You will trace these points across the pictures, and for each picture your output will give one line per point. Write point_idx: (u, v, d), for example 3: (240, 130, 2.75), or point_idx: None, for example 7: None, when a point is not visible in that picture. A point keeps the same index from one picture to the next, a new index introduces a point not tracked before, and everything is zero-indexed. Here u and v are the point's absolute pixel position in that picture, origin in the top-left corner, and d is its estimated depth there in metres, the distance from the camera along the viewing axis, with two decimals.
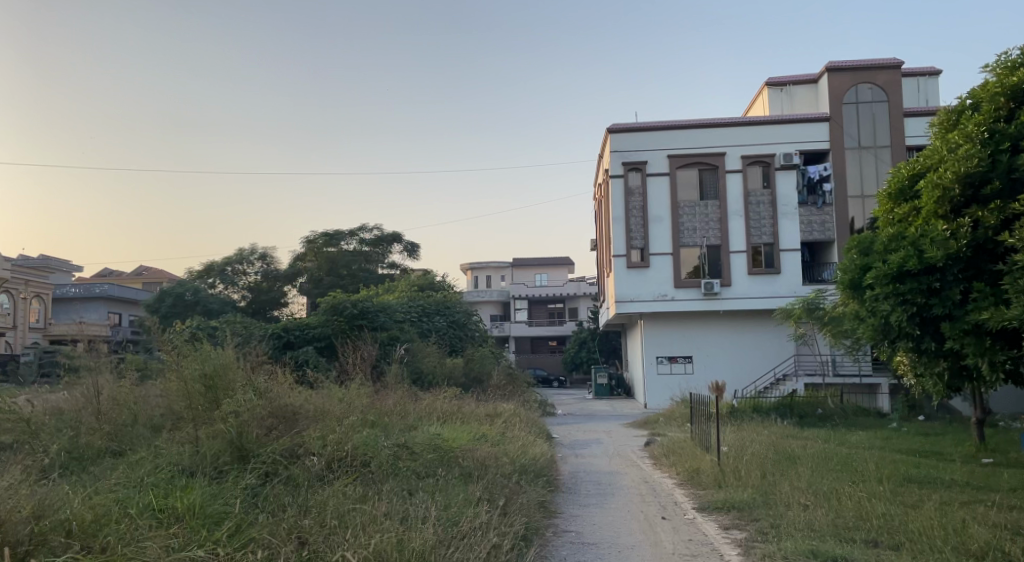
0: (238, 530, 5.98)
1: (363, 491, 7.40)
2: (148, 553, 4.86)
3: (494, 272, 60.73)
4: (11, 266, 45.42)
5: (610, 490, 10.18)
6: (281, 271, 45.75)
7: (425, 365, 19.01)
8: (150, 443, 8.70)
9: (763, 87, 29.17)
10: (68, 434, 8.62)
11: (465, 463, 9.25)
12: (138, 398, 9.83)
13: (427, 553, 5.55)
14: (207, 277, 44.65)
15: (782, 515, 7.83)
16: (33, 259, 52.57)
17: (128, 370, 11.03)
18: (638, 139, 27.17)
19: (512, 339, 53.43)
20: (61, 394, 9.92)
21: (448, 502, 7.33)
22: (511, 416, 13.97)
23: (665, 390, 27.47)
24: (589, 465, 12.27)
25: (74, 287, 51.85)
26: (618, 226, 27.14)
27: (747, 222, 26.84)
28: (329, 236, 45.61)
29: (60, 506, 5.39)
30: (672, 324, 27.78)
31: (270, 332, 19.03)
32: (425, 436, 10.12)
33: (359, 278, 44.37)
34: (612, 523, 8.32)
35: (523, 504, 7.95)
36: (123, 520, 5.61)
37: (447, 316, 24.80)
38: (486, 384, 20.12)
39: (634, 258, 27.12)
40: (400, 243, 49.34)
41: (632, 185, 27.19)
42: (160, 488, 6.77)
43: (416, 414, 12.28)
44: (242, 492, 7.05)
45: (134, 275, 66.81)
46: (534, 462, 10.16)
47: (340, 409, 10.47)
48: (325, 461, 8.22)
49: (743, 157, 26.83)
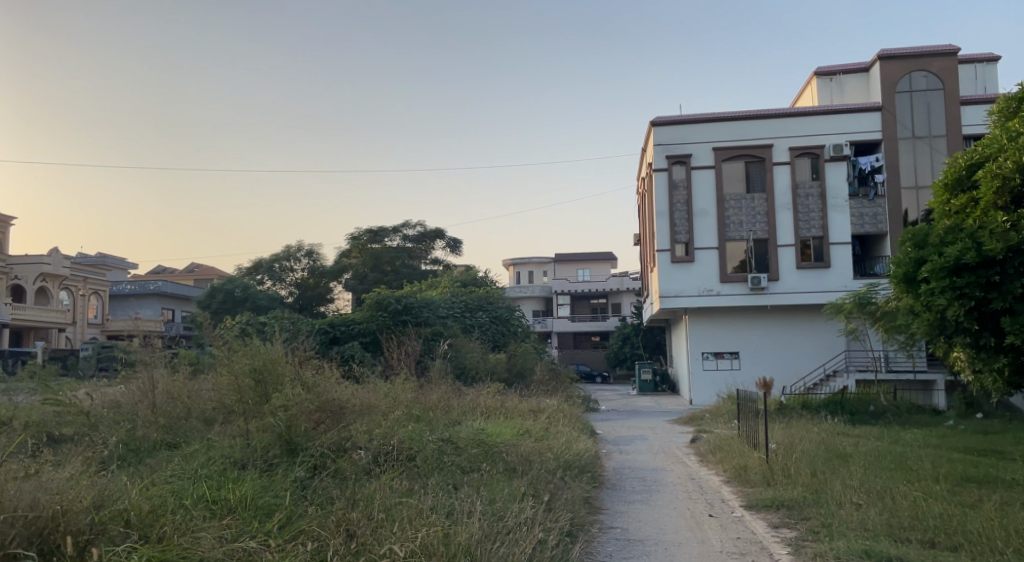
0: (289, 523, 6.13)
1: (409, 485, 7.47)
2: (203, 544, 5.00)
3: (536, 268, 60.60)
4: (70, 264, 47.15)
5: (656, 487, 10.11)
6: (327, 268, 46.11)
7: (468, 359, 19.08)
8: (203, 436, 8.90)
9: (812, 77, 28.57)
10: (126, 426, 8.86)
11: (509, 458, 9.26)
12: (191, 393, 10.10)
13: (474, 547, 5.57)
14: (255, 274, 45.55)
15: (833, 514, 7.67)
16: (90, 258, 54.48)
17: (181, 365, 11.30)
18: (682, 132, 26.86)
19: (554, 335, 53.41)
20: (119, 388, 10.23)
21: (492, 497, 7.36)
22: (555, 412, 13.96)
23: (711, 386, 27.08)
24: (635, 461, 12.17)
25: (129, 284, 53.57)
26: (662, 220, 26.84)
27: (796, 214, 26.28)
28: (373, 232, 46.51)
29: (118, 496, 5.56)
30: (718, 319, 27.39)
31: (317, 327, 19.35)
32: (469, 431, 10.17)
33: (402, 274, 44.81)
34: (658, 520, 8.25)
35: (569, 500, 7.95)
36: (178, 511, 5.77)
37: (489, 312, 24.89)
38: (530, 380, 20.14)
39: (678, 253, 26.81)
40: (443, 239, 49.68)
41: (677, 178, 26.87)
42: (213, 480, 6.95)
43: (460, 410, 12.37)
44: (292, 485, 7.19)
45: (186, 272, 68.73)
46: (578, 458, 10.15)
47: (385, 404, 10.59)
48: (371, 455, 8.32)
49: (791, 148, 26.29)
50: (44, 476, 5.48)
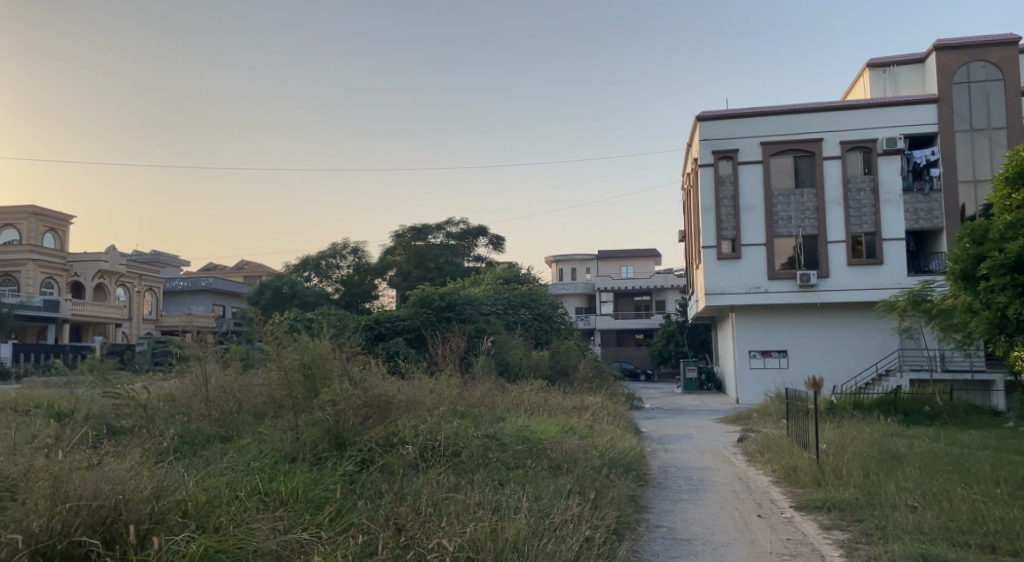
0: (339, 516, 6.25)
1: (455, 480, 7.52)
2: (258, 535, 5.10)
3: (580, 264, 60.43)
4: (126, 262, 48.60)
5: (702, 486, 9.98)
6: (372, 265, 46.36)
7: (512, 356, 19.13)
8: (254, 429, 9.11)
9: (864, 69, 27.91)
10: (180, 419, 9.11)
11: (554, 455, 9.23)
12: (242, 387, 10.34)
13: (521, 543, 5.59)
14: (303, 271, 46.57)
15: (887, 517, 7.49)
16: (145, 256, 56.12)
17: (232, 359, 11.59)
18: (729, 127, 26.48)
19: (598, 332, 53.18)
20: (173, 382, 10.53)
21: (539, 493, 7.37)
22: (599, 409, 13.91)
23: (758, 384, 26.67)
24: (681, 460, 12.04)
25: (182, 280, 55.12)
26: (708, 216, 26.49)
27: (847, 210, 25.67)
28: (417, 231, 47.06)
29: (176, 487, 5.71)
30: (766, 316, 26.95)
31: (362, 323, 19.68)
32: (514, 428, 10.17)
33: (446, 272, 45.37)
34: (705, 520, 8.15)
35: (615, 497, 7.91)
36: (234, 502, 5.92)
37: (532, 309, 24.88)
38: (573, 377, 20.09)
39: (724, 249, 26.42)
40: (486, 236, 49.84)
41: (723, 174, 26.49)
42: (266, 472, 7.10)
43: (504, 406, 12.41)
44: (342, 478, 7.33)
45: (236, 269, 70.36)
46: (623, 456, 10.10)
47: (431, 400, 10.66)
48: (418, 450, 8.39)
49: (842, 142, 25.69)
50: (106, 466, 5.67)
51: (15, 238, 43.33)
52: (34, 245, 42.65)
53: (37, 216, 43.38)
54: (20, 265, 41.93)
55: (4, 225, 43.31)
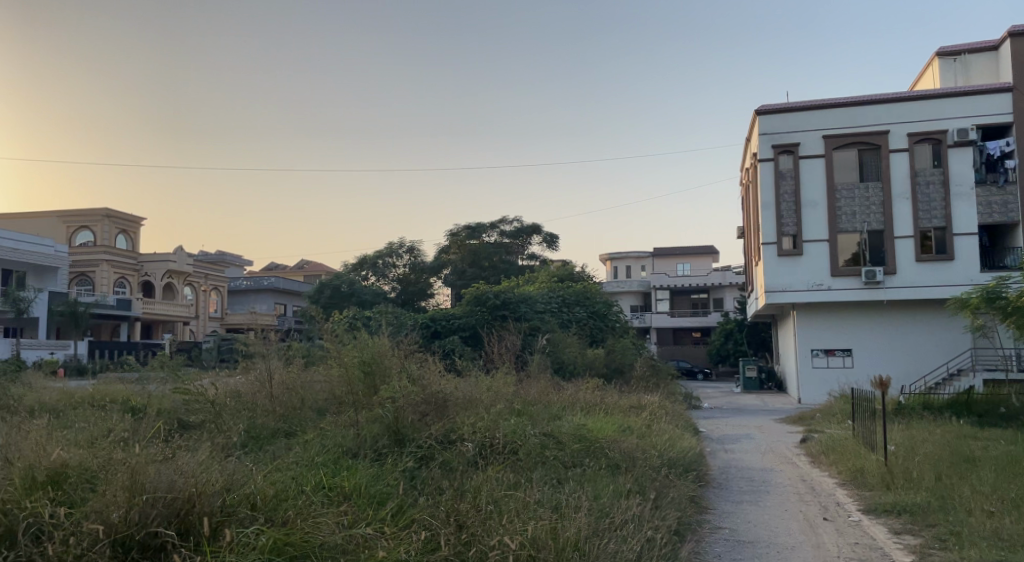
0: (401, 512, 6.34)
1: (514, 477, 7.55)
2: (324, 529, 5.19)
3: (634, 262, 59.87)
4: (193, 261, 50.24)
5: (765, 488, 9.79)
6: (427, 264, 46.86)
7: (566, 354, 19.08)
8: (316, 425, 9.29)
9: (933, 57, 26.94)
10: (246, 415, 9.35)
11: (612, 454, 9.17)
12: (304, 383, 10.56)
13: (581, 542, 5.58)
14: (361, 270, 47.40)
15: (963, 522, 7.21)
16: (211, 256, 57.95)
17: (294, 357, 11.86)
18: (789, 120, 25.86)
19: (653, 330, 52.75)
20: (239, 379, 10.81)
21: (598, 492, 7.33)
22: (657, 409, 13.74)
23: (822, 384, 25.99)
24: (742, 461, 11.82)
25: (245, 280, 56.78)
26: (768, 211, 25.90)
27: (915, 204, 24.77)
28: (471, 229, 47.44)
29: (246, 481, 5.87)
30: (828, 314, 26.26)
31: (419, 321, 19.94)
32: (571, 427, 10.15)
33: (500, 271, 45.69)
34: (769, 522, 7.98)
35: (675, 498, 7.81)
36: (300, 497, 6.06)
37: (586, 307, 24.76)
38: (629, 376, 19.92)
39: (785, 246, 25.79)
40: (540, 234, 49.82)
41: (784, 168, 25.87)
42: (329, 467, 7.26)
43: (559, 404, 12.39)
44: (403, 475, 7.42)
45: (297, 269, 72.15)
46: (683, 456, 9.96)
47: (488, 398, 10.73)
48: (476, 447, 8.44)
49: (909, 134, 24.82)
50: (180, 459, 5.89)
51: (90, 239, 45.23)
52: (108, 246, 44.50)
53: (110, 218, 45.20)
54: (95, 265, 43.79)
55: (80, 227, 45.29)
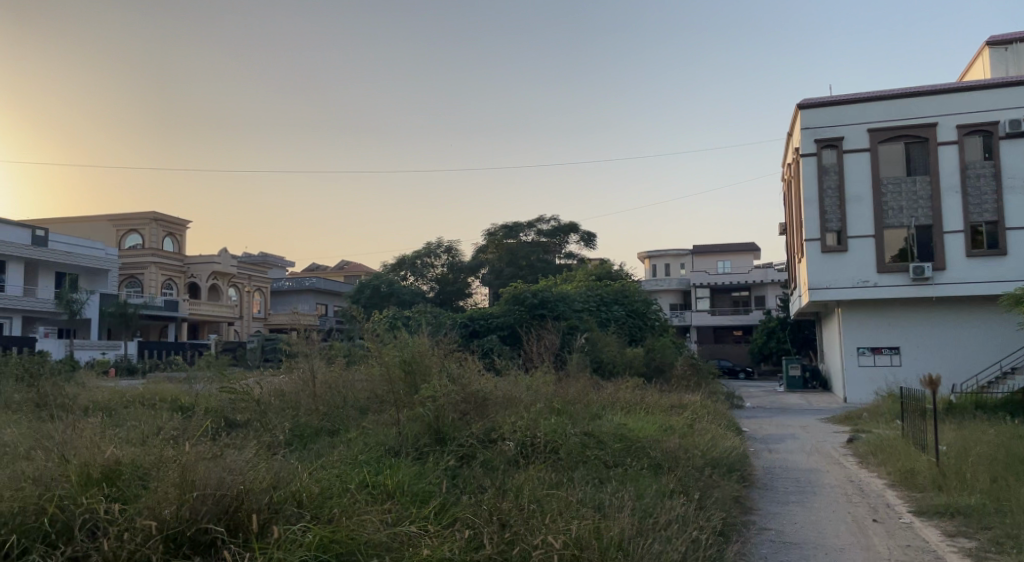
0: (444, 510, 6.37)
1: (555, 477, 7.51)
2: (368, 527, 5.24)
3: (673, 260, 59.30)
4: (237, 263, 51.30)
5: (811, 488, 9.62)
6: (465, 263, 47.24)
7: (605, 353, 18.98)
8: (358, 423, 9.38)
9: (983, 47, 26.15)
10: (290, 414, 9.49)
11: (654, 453, 9.08)
12: (346, 382, 10.68)
13: (625, 542, 5.53)
14: (399, 270, 47.81)
15: (1021, 525, 6.98)
16: (254, 258, 59.06)
17: (336, 356, 12.01)
18: (833, 114, 25.36)
19: (693, 328, 52.27)
20: (282, 377, 10.99)
21: (640, 493, 7.26)
22: (699, 408, 13.58)
23: (868, 383, 25.44)
24: (786, 461, 11.63)
25: (287, 281, 57.77)
26: (811, 207, 25.43)
27: (966, 197, 24.08)
28: (508, 228, 47.39)
29: (291, 479, 5.95)
30: (875, 311, 25.68)
31: (457, 321, 20.10)
32: (611, 426, 10.08)
33: (538, 270, 45.62)
34: (817, 524, 7.83)
35: (720, 498, 7.71)
36: (344, 494, 6.13)
37: (625, 305, 24.60)
38: (670, 375, 19.75)
39: (830, 242, 25.28)
40: (577, 233, 49.63)
41: (827, 163, 25.37)
42: (371, 466, 7.33)
43: (599, 403, 12.31)
44: (444, 474, 7.46)
45: (337, 270, 73.16)
46: (726, 456, 9.81)
47: (527, 397, 10.73)
48: (517, 446, 8.43)
49: (959, 126, 24.13)
50: (227, 457, 5.99)
51: (138, 242, 46.43)
52: (155, 249, 45.63)
53: (157, 221, 46.32)
54: (144, 267, 45.03)
55: (129, 231, 46.42)
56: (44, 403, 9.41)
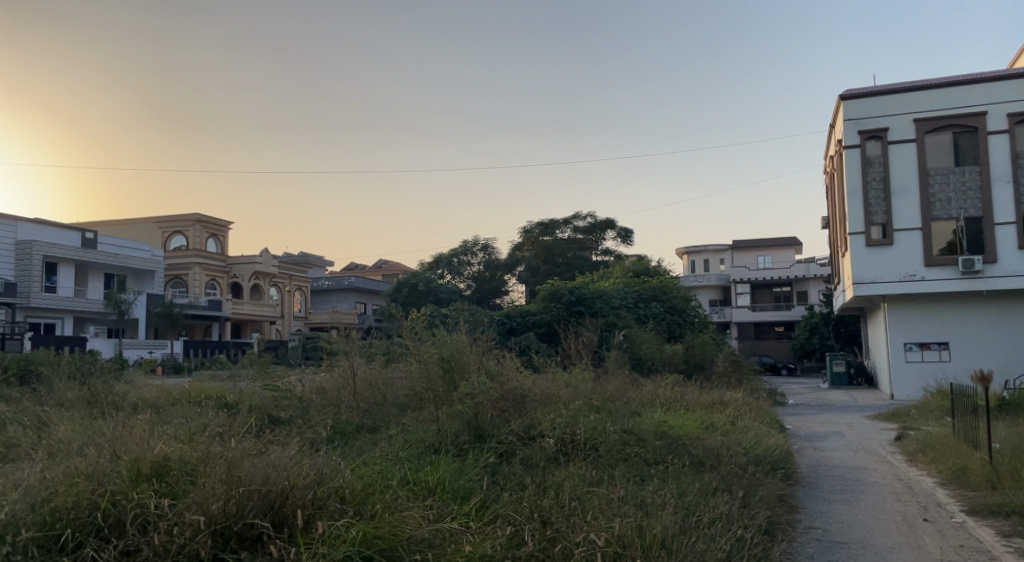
0: (485, 506, 6.39)
1: (597, 474, 7.47)
2: (410, 524, 5.27)
3: (712, 256, 58.60)
4: (278, 263, 52.17)
5: (858, 487, 9.41)
6: (502, 261, 47.54)
7: (644, 350, 18.83)
8: (398, 420, 9.45)
9: None
10: (331, 411, 9.60)
11: (695, 450, 8.98)
12: (385, 380, 10.78)
13: (668, 541, 5.47)
14: (436, 269, 48.01)
15: None
16: (294, 258, 59.97)
17: (375, 354, 12.11)
18: (876, 105, 24.76)
19: (734, 325, 51.73)
20: (324, 375, 11.13)
21: (682, 490, 7.18)
22: (741, 405, 13.39)
23: (916, 379, 24.82)
24: (832, 459, 11.41)
25: (327, 280, 58.55)
26: (854, 200, 24.86)
27: (1017, 188, 23.36)
28: (545, 226, 47.28)
29: (334, 475, 6.02)
30: (921, 305, 25.05)
31: (494, 319, 20.15)
32: (651, 423, 9.98)
33: (574, 267, 45.39)
34: (865, 523, 7.66)
35: (764, 496, 7.59)
36: (386, 491, 6.19)
37: (664, 302, 24.37)
38: (710, 371, 19.51)
39: (875, 235, 24.69)
40: (614, 229, 49.29)
41: (871, 155, 24.77)
42: (412, 462, 7.38)
43: (638, 400, 12.20)
44: (484, 470, 7.49)
45: (375, 269, 73.94)
46: (770, 454, 9.65)
47: (567, 394, 10.67)
48: (557, 443, 8.42)
49: (1009, 115, 23.39)
50: (272, 453, 6.08)
51: (182, 243, 47.47)
52: (199, 250, 46.63)
53: (200, 223, 47.27)
54: (188, 268, 46.05)
55: (174, 232, 47.46)
56: (96, 401, 9.70)
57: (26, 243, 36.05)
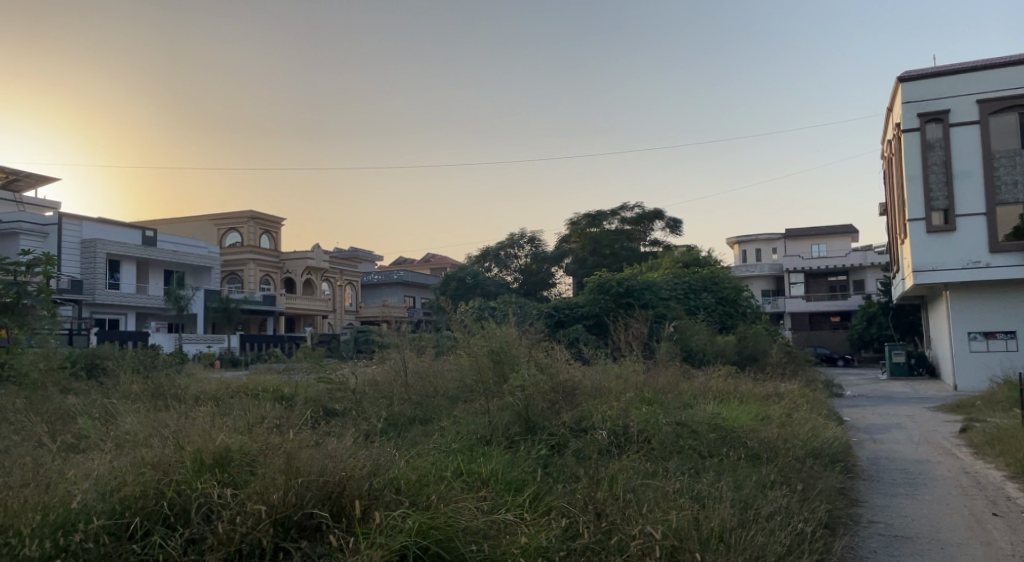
0: (538, 498, 6.38)
1: (651, 466, 7.39)
2: (464, 515, 5.27)
3: (765, 245, 57.47)
4: (328, 259, 53.07)
5: (923, 480, 9.12)
6: (548, 253, 47.78)
7: (695, 341, 18.58)
8: (449, 412, 9.49)
9: None
10: (384, 402, 9.71)
11: (751, 443, 8.81)
12: (436, 372, 10.86)
13: (726, 534, 5.40)
14: (484, 262, 48.47)
15: None
16: (345, 253, 60.90)
17: (426, 346, 12.20)
18: (937, 87, 23.88)
19: (787, 315, 50.88)
20: (376, 367, 11.27)
21: (739, 484, 7.06)
22: (796, 397, 13.11)
23: (981, 370, 24.02)
24: (893, 451, 11.09)
25: (377, 274, 59.38)
26: (914, 185, 24.03)
27: None
28: (592, 217, 46.63)
29: (389, 466, 6.09)
30: (985, 294, 24.13)
31: (543, 311, 20.12)
32: (704, 415, 9.82)
33: (622, 258, 44.60)
34: (930, 518, 7.42)
35: (825, 490, 7.41)
36: (440, 482, 6.23)
37: (715, 293, 24.00)
38: (764, 363, 19.14)
39: (936, 221, 23.84)
40: (663, 220, 48.67)
41: (932, 138, 23.90)
42: (464, 454, 7.41)
43: (692, 393, 12.03)
44: (537, 462, 7.48)
45: (425, 262, 74.64)
46: (828, 446, 9.43)
47: (617, 386, 10.59)
48: (609, 435, 8.35)
49: None
50: (329, 445, 6.19)
51: (237, 240, 48.57)
52: (253, 246, 47.66)
53: (254, 219, 48.22)
54: (243, 264, 47.17)
55: (229, 229, 48.59)
56: (160, 393, 10.03)
57: (90, 241, 37.22)
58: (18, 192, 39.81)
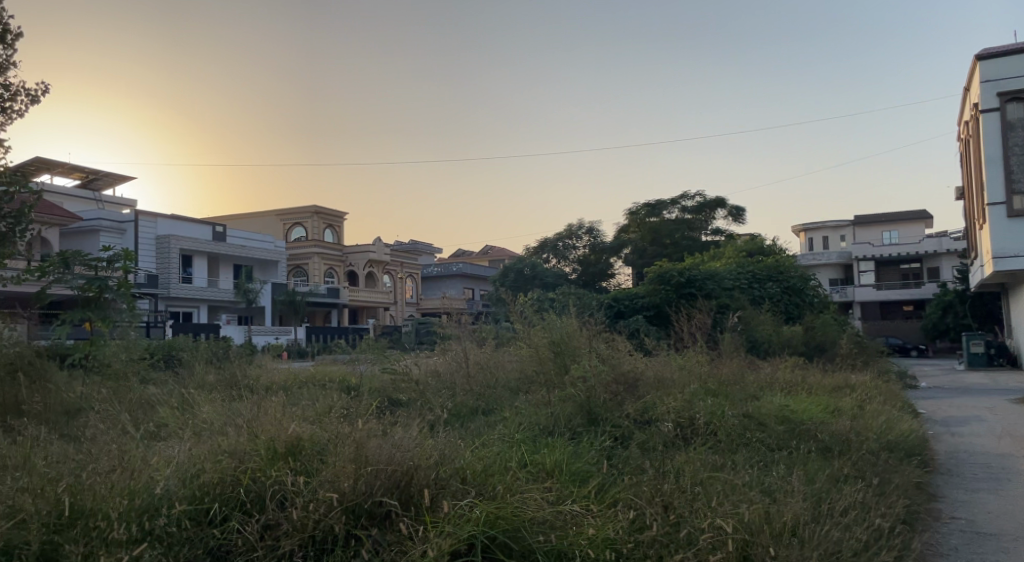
0: (603, 490, 6.34)
1: (719, 459, 7.25)
2: (531, 506, 5.28)
3: (832, 232, 55.78)
4: (389, 252, 53.88)
5: (1006, 476, 8.73)
6: (607, 244, 47.49)
7: (760, 331, 18.17)
8: (512, 403, 9.51)
9: None
10: (447, 393, 9.81)
11: (822, 436, 8.55)
12: (497, 364, 10.90)
13: (799, 528, 5.27)
14: (542, 253, 48.45)
15: None
16: (405, 245, 61.69)
17: (487, 338, 12.25)
18: (1018, 63, 22.66)
19: (856, 304, 49.36)
20: (438, 358, 11.37)
21: (811, 477, 6.89)
22: (868, 389, 12.70)
23: None
24: (974, 445, 10.63)
25: (437, 267, 60.04)
26: (993, 168, 22.90)
27: None
28: (651, 207, 45.93)
29: (455, 455, 6.13)
30: None
31: (603, 302, 20.00)
32: (772, 407, 9.60)
33: (683, 248, 43.77)
34: (1016, 514, 7.07)
35: (902, 484, 7.16)
36: (505, 472, 6.25)
37: (780, 282, 23.38)
38: (832, 354, 18.60)
39: (1017, 205, 22.70)
40: (725, 208, 47.69)
41: (1013, 117, 22.71)
42: (527, 445, 7.43)
43: (758, 384, 11.77)
44: (601, 453, 7.45)
45: (483, 254, 75.10)
46: (904, 440, 9.09)
47: (680, 378, 10.44)
48: (674, 427, 8.23)
49: None
50: (396, 434, 6.27)
51: (301, 234, 49.76)
52: (317, 240, 48.69)
53: (317, 214, 49.25)
54: (307, 258, 48.34)
55: (293, 224, 49.78)
56: (233, 383, 10.37)
57: (164, 238, 38.63)
58: (96, 191, 41.64)
